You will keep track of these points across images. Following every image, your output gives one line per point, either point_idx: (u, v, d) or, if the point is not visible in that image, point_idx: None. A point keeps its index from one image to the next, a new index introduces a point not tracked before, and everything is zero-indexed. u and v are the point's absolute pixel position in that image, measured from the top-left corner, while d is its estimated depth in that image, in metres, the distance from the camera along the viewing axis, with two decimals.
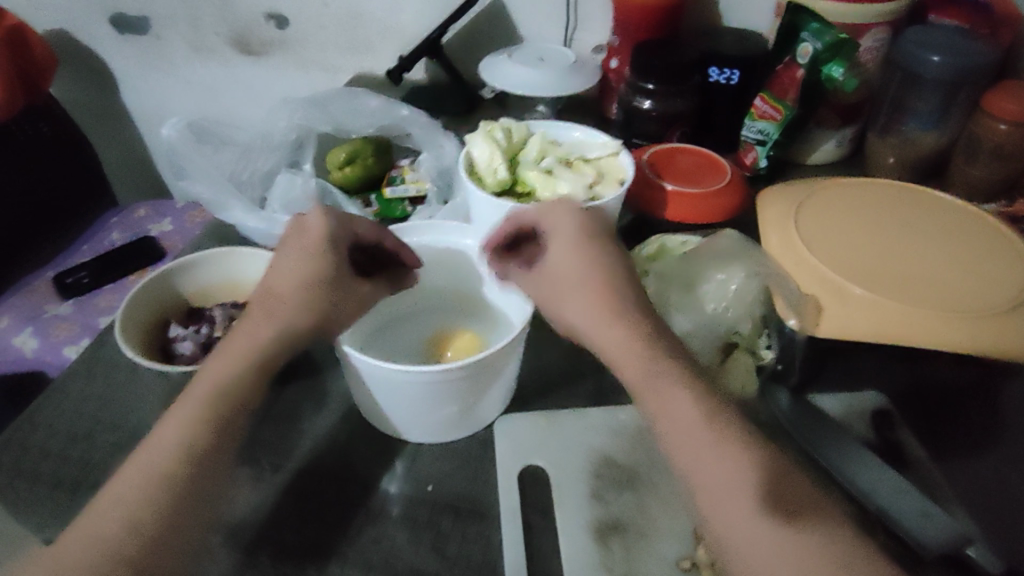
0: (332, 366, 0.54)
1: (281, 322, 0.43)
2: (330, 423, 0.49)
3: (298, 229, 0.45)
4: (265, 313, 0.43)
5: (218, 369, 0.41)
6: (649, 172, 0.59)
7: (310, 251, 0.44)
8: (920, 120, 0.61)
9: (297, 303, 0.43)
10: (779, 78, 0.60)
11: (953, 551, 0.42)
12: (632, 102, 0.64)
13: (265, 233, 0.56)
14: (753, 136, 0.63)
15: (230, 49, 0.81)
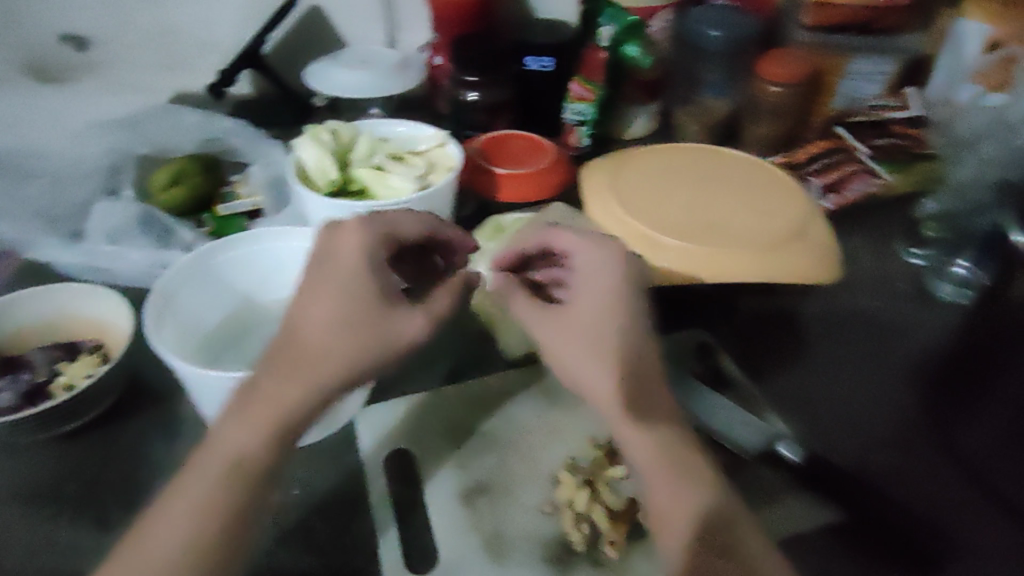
0: (178, 389, 0.52)
1: (304, 381, 0.38)
2: (183, 447, 0.49)
3: (325, 251, 0.41)
4: (288, 369, 0.38)
5: (230, 437, 0.37)
6: (479, 159, 0.63)
7: (341, 286, 0.40)
8: (712, 89, 0.71)
9: (325, 357, 0.38)
10: (586, 62, 0.67)
11: (767, 450, 0.47)
12: (459, 95, 0.69)
13: (86, 266, 0.58)
14: (575, 117, 0.69)
15: (23, 77, 0.74)
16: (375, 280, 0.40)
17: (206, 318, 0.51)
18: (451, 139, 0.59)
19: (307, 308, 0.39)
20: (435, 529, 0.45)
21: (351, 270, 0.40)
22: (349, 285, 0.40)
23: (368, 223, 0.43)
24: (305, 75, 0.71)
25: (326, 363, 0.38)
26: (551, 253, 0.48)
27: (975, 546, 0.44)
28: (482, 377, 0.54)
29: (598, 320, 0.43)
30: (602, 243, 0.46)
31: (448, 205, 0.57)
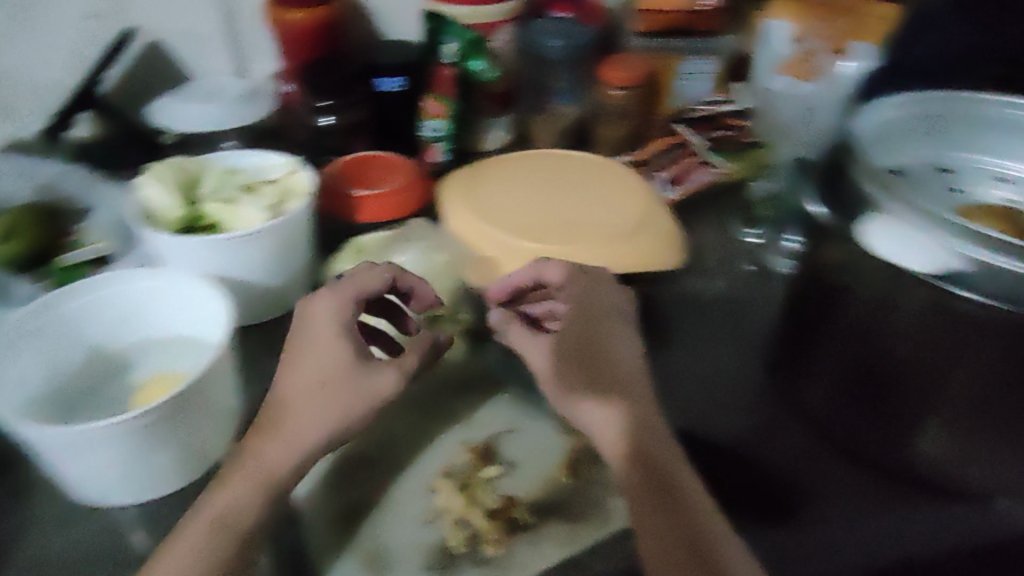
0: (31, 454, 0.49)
1: (300, 439, 0.43)
2: (44, 512, 0.46)
3: (307, 319, 0.47)
4: (288, 428, 0.43)
5: (229, 495, 0.41)
6: (338, 183, 0.63)
7: (329, 350, 0.45)
8: (562, 96, 0.75)
9: (317, 415, 0.44)
10: (436, 81, 0.69)
11: None
12: (314, 122, 0.69)
13: None
14: (433, 134, 0.71)
15: None
16: (348, 341, 0.46)
17: (50, 376, 0.48)
18: (303, 164, 0.59)
19: (302, 371, 0.45)
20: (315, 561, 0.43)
21: (331, 333, 0.46)
22: (333, 348, 0.45)
23: (340, 288, 0.48)
24: (149, 114, 0.70)
25: (320, 419, 0.43)
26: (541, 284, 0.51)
27: (829, 491, 0.47)
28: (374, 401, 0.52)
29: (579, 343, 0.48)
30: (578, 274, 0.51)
31: (307, 231, 0.56)
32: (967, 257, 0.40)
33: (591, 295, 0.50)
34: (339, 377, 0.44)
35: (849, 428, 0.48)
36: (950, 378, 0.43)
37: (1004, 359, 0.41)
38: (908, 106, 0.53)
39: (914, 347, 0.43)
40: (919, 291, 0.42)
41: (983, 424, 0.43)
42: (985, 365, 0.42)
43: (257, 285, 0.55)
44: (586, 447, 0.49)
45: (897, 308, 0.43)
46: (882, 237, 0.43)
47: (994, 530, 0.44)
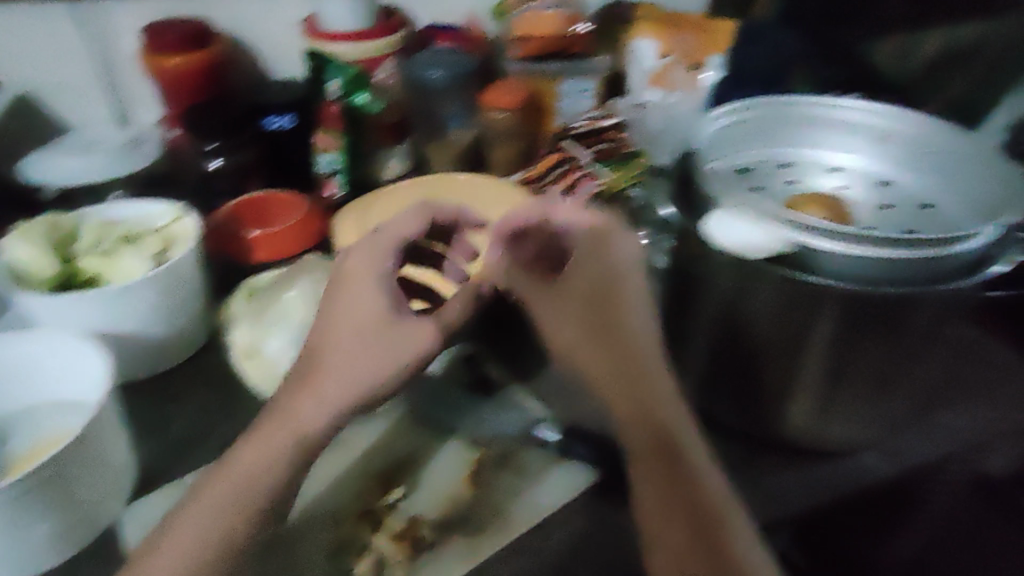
0: None
1: (352, 381, 0.45)
2: None
3: (358, 259, 0.50)
4: (341, 364, 0.45)
5: (277, 442, 0.43)
6: (228, 226, 0.62)
7: (380, 290, 0.48)
8: (452, 121, 0.77)
9: (370, 356, 0.45)
10: (325, 117, 0.70)
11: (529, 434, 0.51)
12: (203, 165, 0.69)
13: None
14: (327, 168, 0.72)
15: None
16: (383, 289, 0.48)
17: None
18: (187, 211, 0.58)
19: (350, 311, 0.47)
20: None
21: (374, 275, 0.49)
22: (370, 290, 0.48)
23: (382, 233, 0.51)
24: (19, 168, 0.67)
25: (380, 359, 0.45)
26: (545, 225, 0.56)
27: (712, 468, 0.50)
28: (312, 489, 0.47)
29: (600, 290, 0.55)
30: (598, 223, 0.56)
31: (196, 277, 0.56)
32: (793, 238, 0.44)
33: (599, 253, 0.56)
34: (373, 329, 0.46)
35: (728, 407, 0.53)
36: (805, 358, 0.47)
37: (844, 333, 0.45)
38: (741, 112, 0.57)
39: (770, 328, 0.47)
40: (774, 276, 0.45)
41: (836, 394, 0.48)
42: (832, 340, 0.46)
43: (144, 336, 0.54)
44: (486, 457, 0.50)
45: (757, 297, 0.46)
46: (725, 232, 0.46)
47: (839, 485, 0.52)
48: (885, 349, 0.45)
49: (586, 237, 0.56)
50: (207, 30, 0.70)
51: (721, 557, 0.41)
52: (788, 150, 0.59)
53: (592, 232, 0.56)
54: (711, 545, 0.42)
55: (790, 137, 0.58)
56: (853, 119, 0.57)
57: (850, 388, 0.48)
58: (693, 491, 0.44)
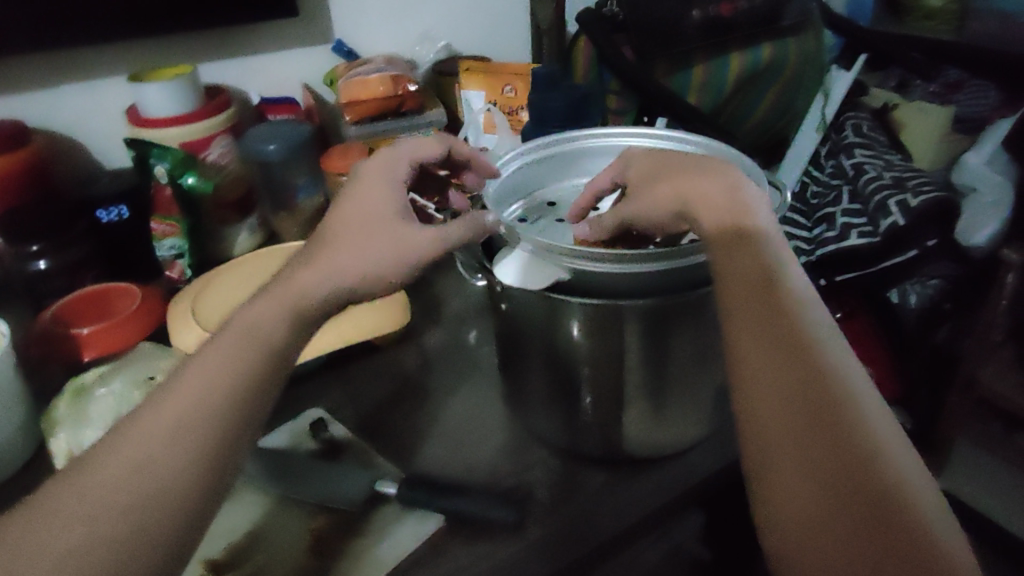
0: None
1: (364, 265, 0.44)
2: None
3: (371, 170, 0.51)
4: (351, 248, 0.45)
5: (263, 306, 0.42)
6: (55, 327, 0.60)
7: (386, 196, 0.48)
8: (304, 190, 0.79)
9: (373, 246, 0.45)
10: (159, 202, 0.71)
11: (371, 495, 0.50)
12: (27, 268, 0.66)
13: None
14: (169, 253, 0.73)
15: None
16: (397, 195, 0.49)
17: None
18: None
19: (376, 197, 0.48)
20: None
21: (382, 183, 0.49)
22: (381, 195, 0.48)
23: (394, 152, 0.53)
24: None
25: (376, 257, 0.44)
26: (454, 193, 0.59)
27: (553, 493, 0.51)
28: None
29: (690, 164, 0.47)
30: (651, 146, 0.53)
31: (12, 384, 0.52)
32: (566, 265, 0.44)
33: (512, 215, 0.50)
34: (376, 218, 0.46)
35: (565, 433, 0.53)
36: (624, 371, 0.48)
37: (651, 343, 0.46)
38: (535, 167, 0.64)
39: (584, 353, 0.48)
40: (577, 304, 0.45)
41: (661, 402, 0.49)
42: (642, 351, 0.46)
43: None
44: (328, 526, 0.49)
45: (565, 334, 0.47)
46: (511, 275, 0.46)
47: (685, 480, 0.52)
48: (693, 346, 0.47)
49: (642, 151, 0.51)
50: (26, 128, 0.68)
51: (856, 452, 0.35)
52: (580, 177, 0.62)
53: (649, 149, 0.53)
54: (845, 451, 0.35)
55: (583, 170, 0.59)
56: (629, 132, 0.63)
57: (672, 393, 0.49)
58: (819, 383, 0.37)
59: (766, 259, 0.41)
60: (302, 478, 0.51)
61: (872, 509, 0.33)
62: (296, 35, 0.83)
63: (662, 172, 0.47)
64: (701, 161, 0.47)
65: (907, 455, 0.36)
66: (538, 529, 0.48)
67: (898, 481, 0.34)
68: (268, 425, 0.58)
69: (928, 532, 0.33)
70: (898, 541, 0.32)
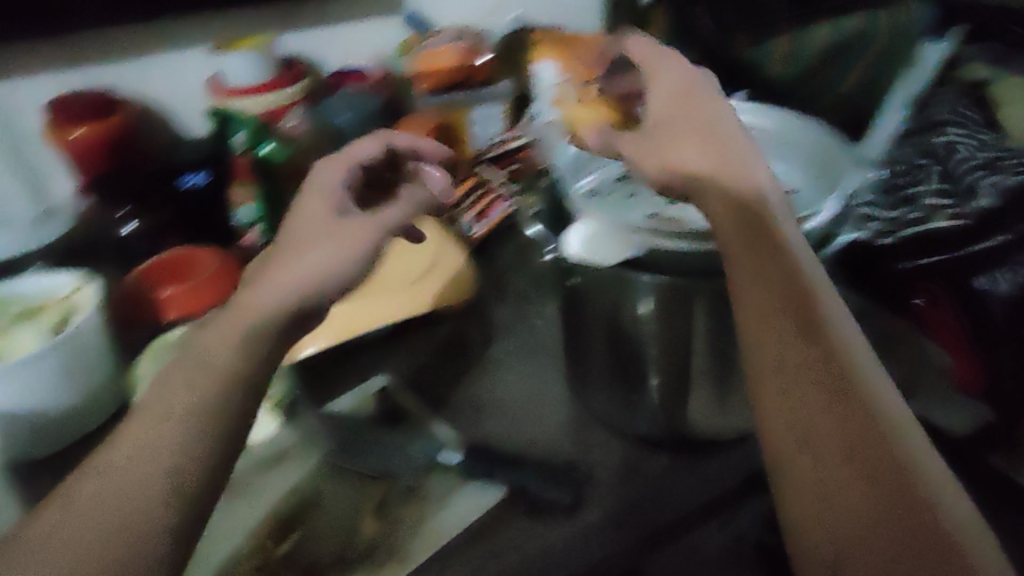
0: None
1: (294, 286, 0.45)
2: None
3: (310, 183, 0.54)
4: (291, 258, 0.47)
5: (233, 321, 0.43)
6: (142, 287, 0.64)
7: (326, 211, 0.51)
8: None
9: (304, 269, 0.46)
10: (233, 169, 0.76)
11: (430, 462, 0.51)
12: (116, 230, 0.72)
13: None
14: (247, 221, 0.75)
15: None
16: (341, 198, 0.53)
17: None
18: (91, 279, 0.58)
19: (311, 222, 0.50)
20: None
21: (321, 197, 0.52)
22: (319, 212, 0.51)
23: (326, 164, 0.55)
24: None
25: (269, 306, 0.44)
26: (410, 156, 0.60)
27: (608, 474, 0.50)
28: (223, 547, 0.46)
29: (707, 120, 0.51)
30: (668, 72, 0.55)
31: (101, 342, 0.54)
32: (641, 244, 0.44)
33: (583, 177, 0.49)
34: (320, 219, 0.50)
35: (621, 415, 0.52)
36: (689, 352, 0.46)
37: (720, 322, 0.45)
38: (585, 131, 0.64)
39: (647, 331, 0.46)
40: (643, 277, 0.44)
41: (726, 385, 0.48)
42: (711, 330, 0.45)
43: (46, 412, 0.52)
44: (388, 492, 0.49)
45: (631, 314, 0.46)
46: (571, 243, 0.46)
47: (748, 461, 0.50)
48: None
49: (676, 89, 0.54)
50: (113, 100, 0.72)
51: (903, 476, 0.34)
52: None
53: (682, 82, 0.54)
54: (876, 443, 0.36)
55: None
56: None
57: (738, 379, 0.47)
58: (857, 402, 0.37)
59: (799, 251, 0.43)
60: (363, 444, 0.52)
61: (898, 502, 0.34)
62: (371, 5, 0.84)
63: (675, 121, 0.51)
64: (714, 129, 0.50)
65: (935, 457, 0.36)
66: (593, 511, 0.47)
67: (927, 473, 0.35)
68: (333, 389, 0.59)
69: (961, 540, 0.32)
70: (939, 546, 0.32)
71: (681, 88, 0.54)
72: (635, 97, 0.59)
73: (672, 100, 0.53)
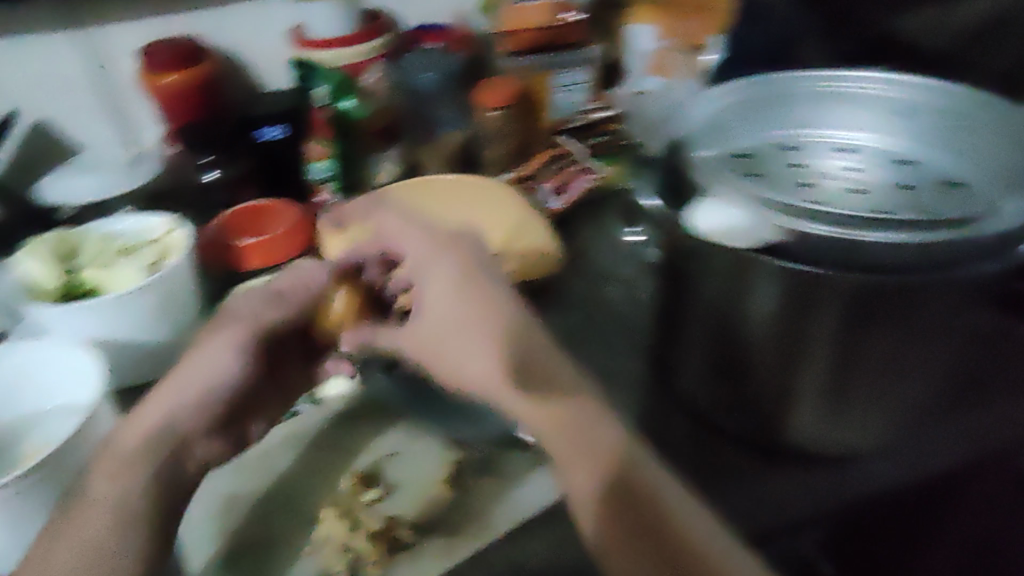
0: None
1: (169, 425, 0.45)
2: None
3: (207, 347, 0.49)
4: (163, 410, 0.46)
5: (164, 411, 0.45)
6: (222, 235, 0.65)
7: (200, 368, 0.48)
8: (449, 124, 0.77)
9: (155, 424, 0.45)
10: (313, 123, 0.73)
11: (506, 436, 0.51)
12: (200, 179, 0.71)
13: None
14: (321, 175, 0.73)
15: None
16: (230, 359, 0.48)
17: None
18: (183, 221, 0.61)
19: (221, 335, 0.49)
20: None
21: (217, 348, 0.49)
22: (204, 376, 0.48)
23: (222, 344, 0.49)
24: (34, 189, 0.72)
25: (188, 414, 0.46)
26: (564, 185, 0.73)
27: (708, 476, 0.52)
28: (310, 495, 0.49)
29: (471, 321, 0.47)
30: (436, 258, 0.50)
31: (189, 282, 0.58)
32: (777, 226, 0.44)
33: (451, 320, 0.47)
34: (206, 371, 0.47)
35: (722, 411, 0.53)
36: (807, 362, 0.47)
37: (846, 334, 0.45)
38: (731, 94, 0.61)
39: (765, 336, 0.48)
40: (763, 264, 0.45)
41: (839, 404, 0.48)
42: (836, 336, 0.45)
43: (134, 344, 0.57)
44: (467, 459, 0.51)
45: (752, 305, 0.47)
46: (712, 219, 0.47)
47: (851, 492, 0.51)
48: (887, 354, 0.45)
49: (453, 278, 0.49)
50: (198, 48, 0.72)
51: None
52: (781, 136, 0.61)
53: (468, 255, 0.51)
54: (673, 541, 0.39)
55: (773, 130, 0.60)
56: (844, 90, 0.60)
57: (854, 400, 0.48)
58: (655, 518, 0.39)
59: (567, 417, 0.43)
60: (439, 406, 0.54)
61: None
62: None
63: (447, 336, 0.48)
64: (500, 320, 0.47)
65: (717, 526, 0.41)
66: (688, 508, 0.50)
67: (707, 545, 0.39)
68: None
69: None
70: None
71: (454, 280, 0.49)
72: (721, 102, 0.61)
73: (447, 278, 0.49)
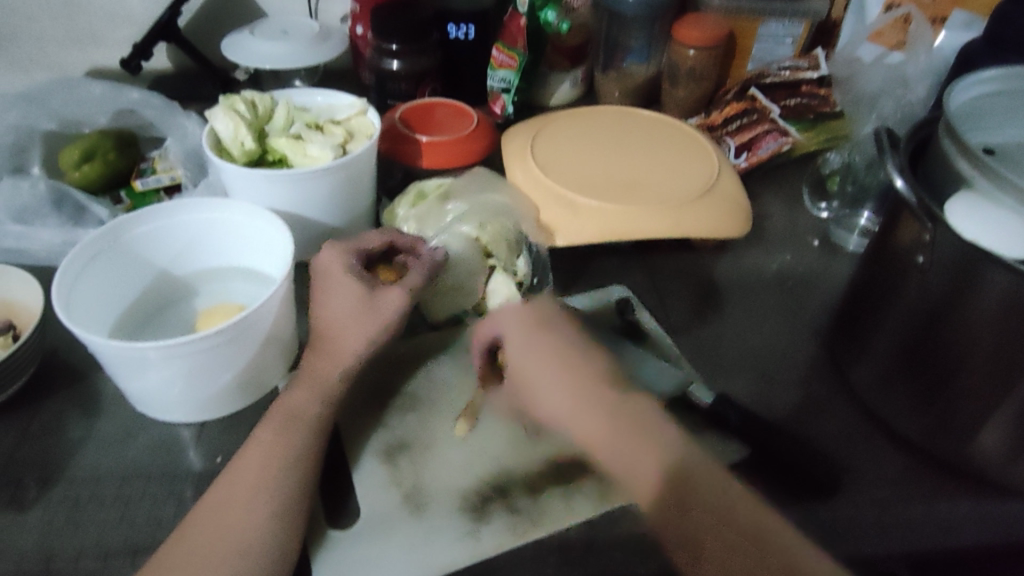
0: (92, 368, 0.52)
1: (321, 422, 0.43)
2: (96, 427, 0.48)
3: (332, 336, 0.46)
4: (309, 413, 0.43)
5: (326, 395, 0.44)
6: (402, 128, 0.62)
7: (343, 342, 0.46)
8: (635, 55, 0.74)
9: (317, 417, 0.43)
10: (509, 28, 0.67)
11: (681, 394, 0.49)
12: (381, 65, 0.68)
13: (24, 238, 0.56)
14: (499, 84, 0.69)
15: None
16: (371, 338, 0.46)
17: (123, 294, 0.51)
18: (371, 107, 0.60)
19: (336, 266, 0.48)
20: (367, 514, 0.43)
21: (347, 341, 0.46)
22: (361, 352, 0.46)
23: (350, 310, 0.46)
24: (222, 52, 0.68)
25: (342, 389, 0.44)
26: (764, 141, 0.67)
27: (873, 473, 0.46)
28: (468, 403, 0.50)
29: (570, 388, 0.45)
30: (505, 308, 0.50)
31: (371, 171, 0.58)
32: None
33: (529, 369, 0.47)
34: (351, 348, 0.46)
35: (898, 412, 0.46)
36: (1016, 386, 0.39)
37: None
38: (993, 81, 0.46)
39: (974, 352, 0.40)
40: (997, 277, 0.37)
41: None
42: None
43: (315, 222, 0.57)
44: None
45: (974, 313, 0.39)
46: (965, 214, 0.39)
47: None
48: None
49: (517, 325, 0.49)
50: None
51: None
52: None
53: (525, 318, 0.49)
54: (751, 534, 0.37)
55: None
56: None
57: None
58: None
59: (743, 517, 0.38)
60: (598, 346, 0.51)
61: None
62: None
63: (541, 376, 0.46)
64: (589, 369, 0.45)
65: None
66: (845, 508, 0.44)
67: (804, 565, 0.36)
68: (574, 286, 0.60)
69: None
70: None
71: (526, 333, 0.48)
72: (1001, 96, 0.46)
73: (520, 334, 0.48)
